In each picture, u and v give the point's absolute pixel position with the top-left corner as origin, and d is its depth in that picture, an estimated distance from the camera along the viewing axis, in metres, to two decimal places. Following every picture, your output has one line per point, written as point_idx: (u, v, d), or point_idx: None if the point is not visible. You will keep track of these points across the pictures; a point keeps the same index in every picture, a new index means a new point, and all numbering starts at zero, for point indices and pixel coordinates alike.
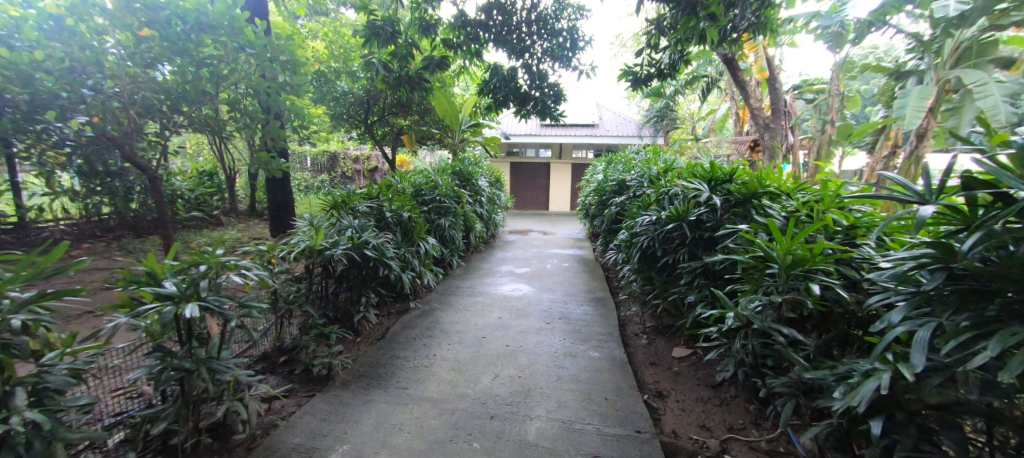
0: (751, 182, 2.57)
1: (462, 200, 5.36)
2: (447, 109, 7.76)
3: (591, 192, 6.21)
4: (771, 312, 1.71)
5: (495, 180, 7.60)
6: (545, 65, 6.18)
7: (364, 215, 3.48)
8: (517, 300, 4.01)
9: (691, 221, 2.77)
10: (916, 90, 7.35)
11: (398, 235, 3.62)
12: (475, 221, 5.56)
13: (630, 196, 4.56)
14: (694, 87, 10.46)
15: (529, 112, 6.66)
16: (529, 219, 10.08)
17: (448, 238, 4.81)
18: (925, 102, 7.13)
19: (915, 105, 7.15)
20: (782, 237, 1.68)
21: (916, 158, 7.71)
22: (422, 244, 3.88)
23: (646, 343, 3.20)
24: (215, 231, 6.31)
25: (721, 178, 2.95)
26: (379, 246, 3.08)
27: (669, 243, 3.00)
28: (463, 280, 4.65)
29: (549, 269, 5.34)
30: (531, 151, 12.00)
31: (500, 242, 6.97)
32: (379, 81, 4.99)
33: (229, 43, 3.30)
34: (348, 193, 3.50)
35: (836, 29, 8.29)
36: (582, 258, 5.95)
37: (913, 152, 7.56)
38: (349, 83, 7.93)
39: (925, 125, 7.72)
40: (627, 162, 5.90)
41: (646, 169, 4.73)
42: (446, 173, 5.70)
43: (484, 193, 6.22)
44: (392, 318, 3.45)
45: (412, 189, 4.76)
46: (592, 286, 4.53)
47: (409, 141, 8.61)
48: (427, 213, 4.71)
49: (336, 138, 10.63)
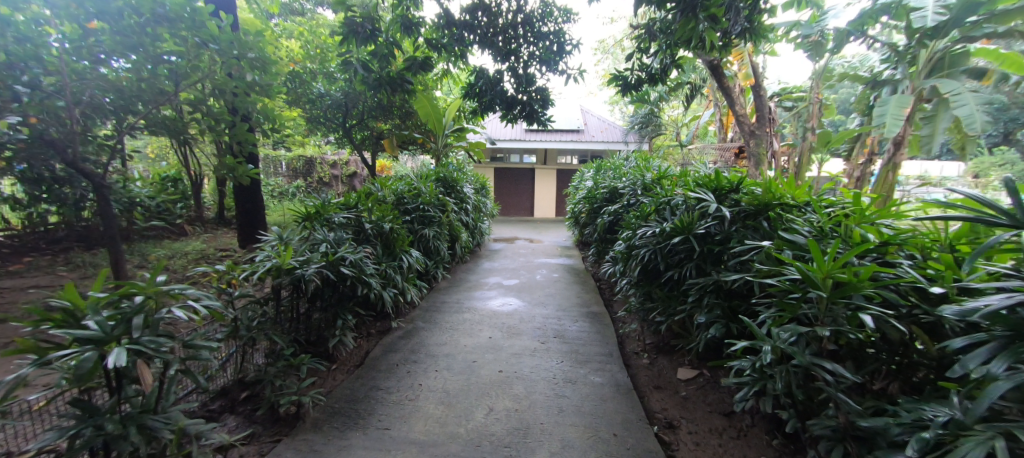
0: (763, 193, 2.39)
1: (447, 208, 5.08)
2: (430, 113, 7.48)
3: (580, 200, 6.02)
4: (809, 344, 1.51)
5: (481, 186, 7.35)
6: (531, 69, 5.99)
7: (341, 227, 3.18)
8: (507, 317, 3.76)
9: (698, 234, 2.57)
10: (894, 99, 7.40)
11: (379, 248, 3.32)
12: (460, 230, 5.29)
13: (624, 204, 4.38)
14: (678, 94, 10.46)
15: (515, 117, 6.45)
16: (515, 226, 9.85)
17: (433, 248, 4.53)
18: (904, 111, 7.21)
19: (894, 114, 7.22)
20: (822, 258, 1.49)
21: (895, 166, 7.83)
22: (404, 256, 3.60)
23: (647, 364, 2.98)
24: (178, 241, 5.86)
25: (727, 187, 2.78)
26: (358, 262, 2.79)
27: (673, 256, 2.80)
28: (448, 294, 4.37)
29: (539, 280, 5.11)
30: (516, 157, 11.81)
31: (486, 252, 6.70)
32: (358, 82, 4.69)
33: (189, 38, 2.90)
34: (323, 203, 3.19)
35: (815, 38, 8.45)
36: (572, 268, 5.74)
37: (893, 160, 7.65)
38: (327, 86, 7.62)
39: (902, 134, 7.82)
40: (617, 169, 5.74)
41: (640, 177, 4.55)
42: (429, 180, 5.42)
43: (469, 201, 5.95)
44: (372, 340, 3.14)
45: (393, 197, 4.47)
46: (585, 299, 4.31)
47: (390, 145, 8.29)
48: (410, 223, 4.41)
49: (313, 142, 10.19)
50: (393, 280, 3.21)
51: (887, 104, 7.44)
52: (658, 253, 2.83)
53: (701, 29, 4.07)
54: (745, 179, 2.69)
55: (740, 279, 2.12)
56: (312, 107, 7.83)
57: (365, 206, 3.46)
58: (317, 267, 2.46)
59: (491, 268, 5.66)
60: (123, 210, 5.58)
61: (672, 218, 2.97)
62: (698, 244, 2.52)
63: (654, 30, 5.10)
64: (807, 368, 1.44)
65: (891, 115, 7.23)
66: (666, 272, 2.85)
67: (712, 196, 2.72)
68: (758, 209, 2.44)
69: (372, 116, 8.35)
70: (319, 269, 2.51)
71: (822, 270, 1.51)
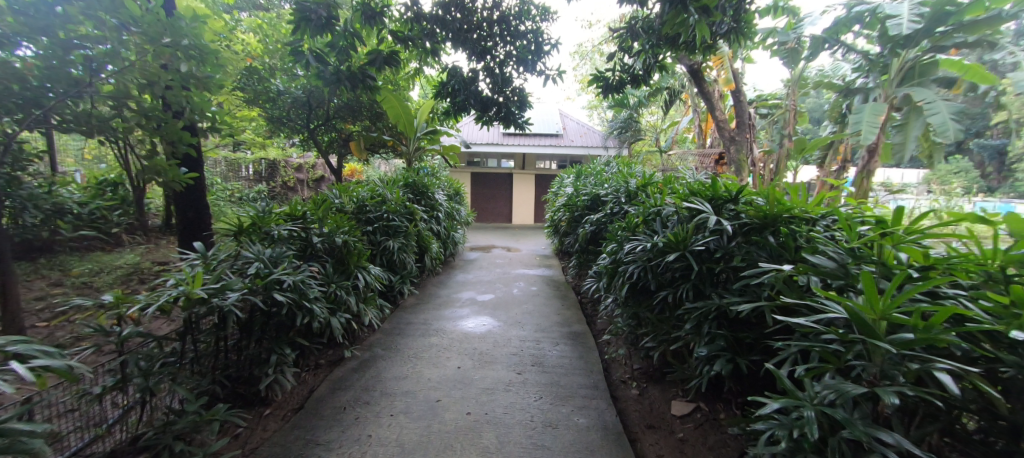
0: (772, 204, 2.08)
1: (415, 216, 4.64)
2: (399, 114, 6.99)
3: (559, 208, 5.69)
4: (862, 407, 1.16)
5: (455, 192, 6.93)
6: (507, 68, 5.65)
7: (282, 242, 2.72)
8: (480, 339, 3.36)
9: (695, 251, 2.23)
10: (869, 107, 7.36)
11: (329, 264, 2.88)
12: (430, 240, 4.86)
13: (606, 213, 4.05)
14: (657, 99, 10.32)
15: (491, 119, 6.11)
16: (492, 233, 9.46)
17: (399, 261, 4.10)
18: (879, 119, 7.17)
19: (869, 122, 7.18)
20: (880, 297, 1.17)
21: (868, 174, 7.86)
22: (362, 272, 3.16)
23: (637, 395, 2.62)
24: (112, 253, 5.20)
25: (725, 196, 2.46)
26: (298, 285, 2.36)
27: (665, 275, 2.46)
28: (415, 313, 3.95)
29: (516, 294, 4.72)
30: (493, 161, 11.44)
31: (460, 262, 6.27)
32: (315, 78, 4.22)
33: (107, 19, 2.20)
34: (260, 214, 2.73)
35: (791, 45, 8.46)
36: (550, 279, 5.39)
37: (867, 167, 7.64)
38: (288, 83, 7.09)
39: (876, 142, 7.76)
40: (599, 175, 5.44)
41: (623, 183, 4.24)
42: (396, 186, 4.97)
43: (441, 208, 5.51)
44: (319, 374, 2.72)
45: (352, 205, 4.02)
46: (566, 316, 3.96)
47: (358, 148, 7.82)
48: (371, 234, 3.96)
49: (276, 143, 9.55)
50: (346, 303, 2.78)
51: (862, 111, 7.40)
52: (647, 272, 2.49)
53: (692, 23, 3.68)
54: (745, 187, 2.37)
55: (751, 308, 1.77)
56: (272, 106, 7.25)
57: (315, 216, 3.01)
58: (239, 294, 2.01)
59: (464, 281, 5.25)
60: (44, 218, 4.90)
61: (663, 231, 2.64)
62: (694, 263, 2.18)
63: (636, 30, 4.82)
64: (858, 442, 1.10)
65: (867, 123, 7.17)
66: (657, 292, 2.52)
67: (709, 206, 2.41)
68: (764, 225, 2.12)
69: (339, 117, 7.85)
70: (243, 296, 2.07)
71: (874, 310, 1.20)
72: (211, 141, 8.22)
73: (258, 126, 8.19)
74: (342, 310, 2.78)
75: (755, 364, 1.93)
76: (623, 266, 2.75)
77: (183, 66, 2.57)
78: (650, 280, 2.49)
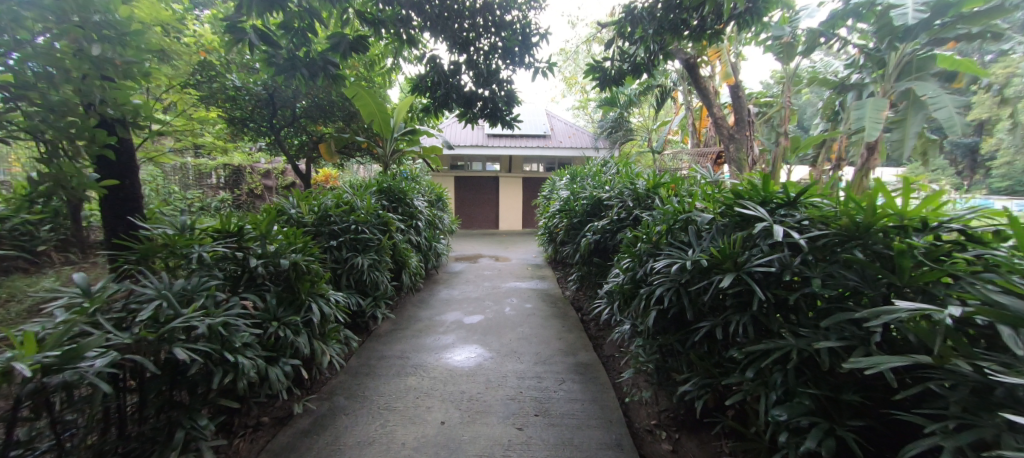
0: (876, 209, 1.54)
1: (391, 227, 3.99)
2: (372, 113, 6.29)
3: (553, 214, 5.10)
4: None
5: (437, 198, 6.28)
6: (492, 59, 5.07)
7: (206, 268, 2.09)
8: (468, 377, 2.76)
9: (755, 273, 1.69)
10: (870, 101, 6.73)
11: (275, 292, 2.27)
12: (409, 253, 4.24)
13: (611, 220, 3.50)
14: (648, 97, 9.86)
15: (476, 117, 5.55)
16: (478, 240, 8.84)
17: (372, 279, 3.48)
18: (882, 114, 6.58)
19: (873, 117, 6.52)
20: None
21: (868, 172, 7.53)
22: (322, 300, 2.54)
23: (670, 453, 2.05)
24: (30, 276, 4.38)
25: (779, 199, 1.93)
26: (218, 331, 1.75)
27: (706, 302, 1.91)
28: (390, 343, 3.33)
29: (509, 314, 4.11)
30: (478, 164, 10.85)
31: (444, 275, 5.63)
32: (264, 67, 3.56)
33: None
34: (177, 232, 2.11)
35: (786, 40, 8.02)
36: (545, 293, 4.83)
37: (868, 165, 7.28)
38: (245, 77, 6.35)
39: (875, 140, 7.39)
40: (597, 176, 4.90)
41: (631, 183, 3.70)
42: (368, 192, 4.33)
43: (421, 216, 4.87)
44: (258, 438, 2.09)
45: (312, 215, 3.39)
46: (569, 341, 3.39)
47: (328, 150, 7.12)
48: (336, 249, 3.33)
49: (241, 147, 8.80)
50: (295, 345, 2.17)
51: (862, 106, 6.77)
52: (683, 298, 1.95)
53: None
54: (809, 188, 1.85)
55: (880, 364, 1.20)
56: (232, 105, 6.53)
57: (257, 232, 2.39)
58: (109, 357, 1.41)
59: (448, 299, 4.62)
60: None
61: (698, 244, 2.10)
62: (758, 289, 1.64)
63: (637, 13, 4.21)
64: None
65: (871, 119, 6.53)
66: (696, 324, 1.97)
67: (764, 212, 1.88)
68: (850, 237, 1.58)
69: (308, 117, 7.17)
70: (120, 357, 1.47)
71: None
72: (165, 144, 7.43)
73: (219, 127, 7.44)
74: (289, 354, 2.16)
75: (859, 434, 1.40)
76: (647, 288, 2.20)
77: (96, 46, 2.05)
78: (688, 308, 1.94)
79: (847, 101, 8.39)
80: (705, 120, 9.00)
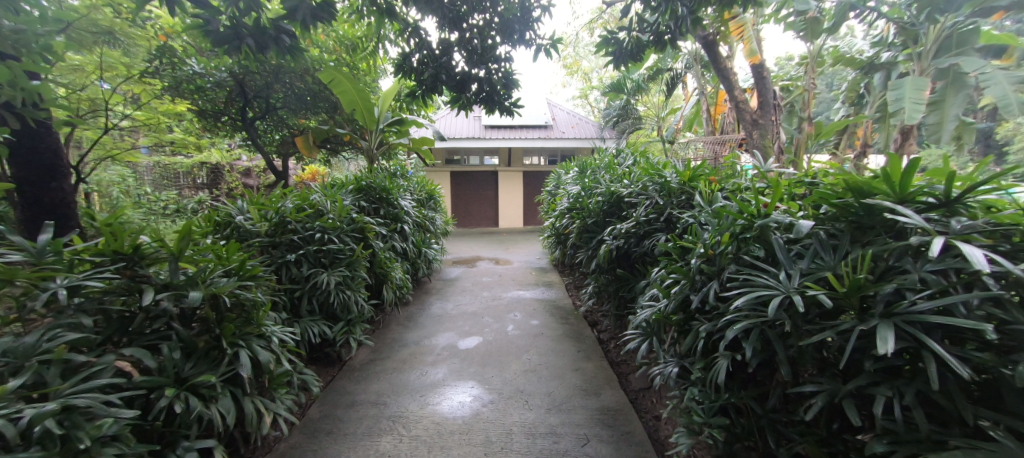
0: None
1: (370, 234, 3.32)
2: (353, 101, 5.50)
3: (562, 214, 4.42)
4: None
5: (429, 195, 5.55)
6: (484, 32, 4.33)
7: (66, 312, 1.44)
8: (461, 438, 2.09)
9: (922, 317, 1.06)
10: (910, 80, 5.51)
11: (187, 336, 1.64)
12: (393, 264, 3.57)
13: (637, 222, 2.83)
14: (656, 83, 9.10)
15: (470, 103, 4.81)
16: (476, 241, 8.16)
17: (346, 300, 2.81)
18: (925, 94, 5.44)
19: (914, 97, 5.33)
20: None
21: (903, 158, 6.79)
22: (265, 341, 1.89)
23: None
24: None
25: (925, 199, 1.30)
26: (47, 428, 1.12)
27: (817, 354, 1.27)
28: (364, 381, 2.66)
29: (513, 335, 3.44)
30: (475, 158, 10.14)
31: (438, 284, 4.96)
32: (204, 38, 2.84)
33: None
34: (35, 257, 1.47)
35: (811, 15, 6.99)
36: (554, 305, 4.17)
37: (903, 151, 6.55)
38: (207, 63, 5.62)
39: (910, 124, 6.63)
40: (611, 168, 4.22)
41: (659, 175, 3.02)
42: (342, 193, 3.63)
43: (408, 218, 4.19)
44: None
45: (264, 223, 2.71)
46: (588, 374, 2.74)
47: (306, 145, 6.33)
48: (295, 266, 2.65)
49: (219, 144, 8.12)
50: (206, 419, 1.54)
51: (899, 85, 5.60)
52: (776, 345, 1.32)
53: None
54: (986, 181, 1.21)
55: None
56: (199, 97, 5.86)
57: (166, 251, 1.73)
58: None
59: (441, 315, 3.97)
60: None
61: (788, 261, 1.46)
62: (935, 343, 1.02)
63: None
64: None
65: (911, 100, 5.32)
66: (795, 387, 1.34)
67: (917, 218, 1.24)
68: None
69: (288, 110, 6.48)
70: None
71: None
72: (130, 141, 6.74)
73: (188, 121, 6.75)
74: (198, 431, 1.53)
75: None
76: (711, 325, 1.57)
77: None
78: (785, 363, 1.31)
79: (875, 83, 7.74)
80: (721, 106, 8.25)
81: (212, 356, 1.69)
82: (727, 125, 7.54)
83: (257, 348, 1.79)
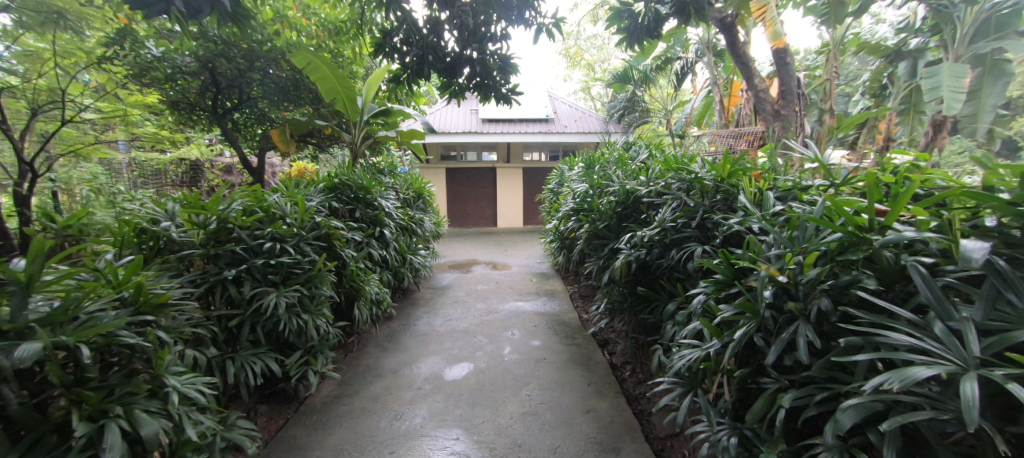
0: None
1: (339, 242, 2.77)
2: (332, 89, 4.91)
3: (566, 215, 3.88)
4: None
5: (418, 195, 4.98)
6: (478, 7, 3.73)
7: None
8: None
9: None
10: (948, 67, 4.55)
11: (19, 410, 1.14)
12: (369, 275, 3.03)
13: (662, 229, 2.29)
14: (665, 72, 8.50)
15: (461, 90, 4.24)
16: (473, 242, 7.61)
17: (303, 325, 2.27)
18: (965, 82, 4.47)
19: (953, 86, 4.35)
20: None
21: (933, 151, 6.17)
22: (159, 402, 1.38)
23: None
24: None
25: None
26: None
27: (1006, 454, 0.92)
28: (321, 432, 2.11)
29: (509, 361, 2.89)
30: (473, 154, 9.58)
31: (427, 294, 4.42)
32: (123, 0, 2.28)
33: None
34: None
35: None
36: (558, 320, 3.64)
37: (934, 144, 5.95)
38: (170, 48, 4.98)
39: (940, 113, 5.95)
40: (623, 162, 3.67)
41: (688, 171, 2.50)
42: (308, 192, 3.08)
43: (391, 221, 3.66)
44: None
45: (198, 229, 2.16)
46: (602, 418, 2.20)
47: (280, 137, 5.49)
48: (234, 285, 2.11)
49: (196, 138, 7.54)
50: None
51: (932, 72, 4.74)
52: (936, 448, 0.89)
53: None
54: None
55: None
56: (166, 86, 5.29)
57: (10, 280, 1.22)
58: None
59: (426, 332, 3.42)
60: None
61: (935, 301, 0.98)
62: None
63: None
64: None
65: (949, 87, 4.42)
66: None
67: None
68: None
69: (268, 101, 5.90)
70: None
71: None
72: (94, 135, 6.19)
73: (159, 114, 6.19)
74: None
75: None
76: (798, 396, 1.08)
77: None
78: None
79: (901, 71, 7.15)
80: (735, 97, 7.66)
81: (61, 436, 1.22)
82: (743, 116, 6.95)
83: (142, 419, 1.29)
